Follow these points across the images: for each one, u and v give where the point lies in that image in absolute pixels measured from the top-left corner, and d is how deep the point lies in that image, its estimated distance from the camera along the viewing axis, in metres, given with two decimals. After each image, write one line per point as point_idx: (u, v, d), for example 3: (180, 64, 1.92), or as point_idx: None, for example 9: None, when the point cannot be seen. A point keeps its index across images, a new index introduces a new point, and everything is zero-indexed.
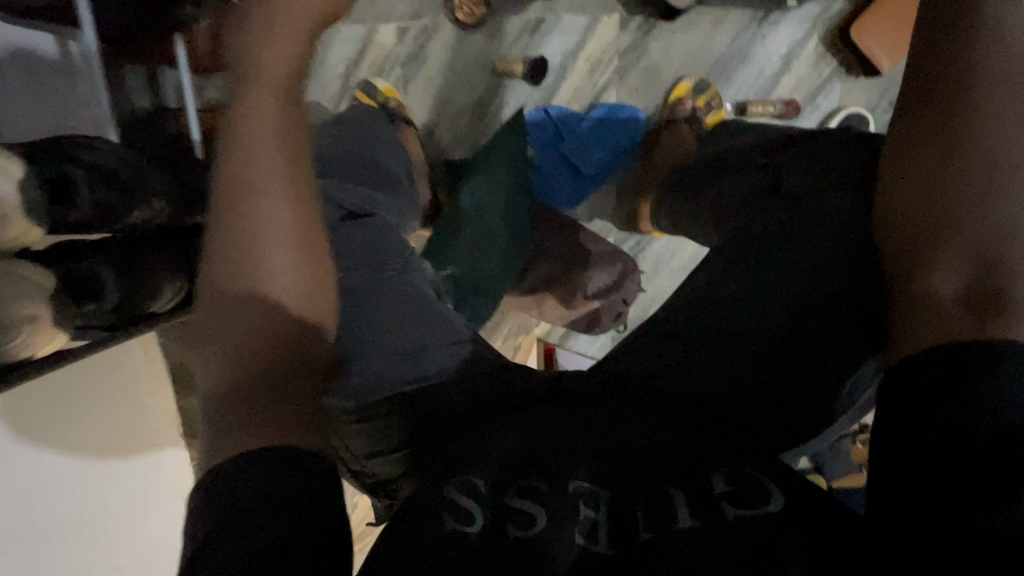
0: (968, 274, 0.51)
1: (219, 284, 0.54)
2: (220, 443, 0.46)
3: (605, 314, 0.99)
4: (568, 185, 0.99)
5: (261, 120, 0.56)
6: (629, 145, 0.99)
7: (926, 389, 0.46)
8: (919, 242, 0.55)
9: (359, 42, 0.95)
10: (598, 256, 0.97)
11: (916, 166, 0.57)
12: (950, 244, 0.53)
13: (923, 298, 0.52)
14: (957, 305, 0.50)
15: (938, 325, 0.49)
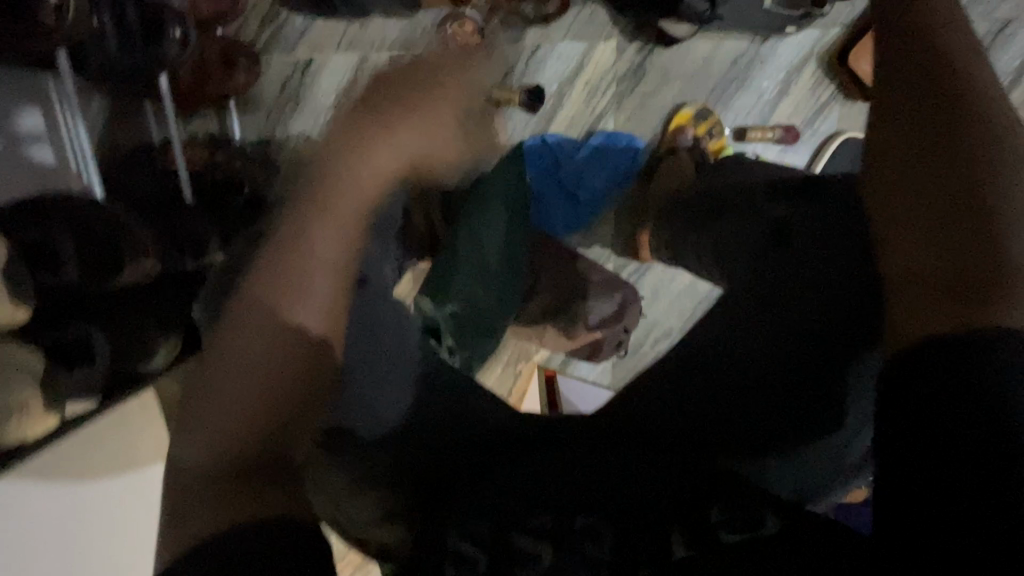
0: (946, 243, 0.40)
1: (235, 331, 0.45)
2: (182, 522, 0.39)
3: (606, 343, 0.98)
4: (565, 213, 0.98)
5: (342, 158, 0.50)
6: (627, 172, 0.97)
7: (926, 377, 0.37)
8: (901, 207, 0.43)
9: (350, 71, 0.95)
10: (598, 285, 0.96)
11: (907, 106, 0.45)
12: (953, 201, 0.40)
13: (918, 279, 0.41)
14: (945, 288, 0.39)
15: (926, 317, 0.39)
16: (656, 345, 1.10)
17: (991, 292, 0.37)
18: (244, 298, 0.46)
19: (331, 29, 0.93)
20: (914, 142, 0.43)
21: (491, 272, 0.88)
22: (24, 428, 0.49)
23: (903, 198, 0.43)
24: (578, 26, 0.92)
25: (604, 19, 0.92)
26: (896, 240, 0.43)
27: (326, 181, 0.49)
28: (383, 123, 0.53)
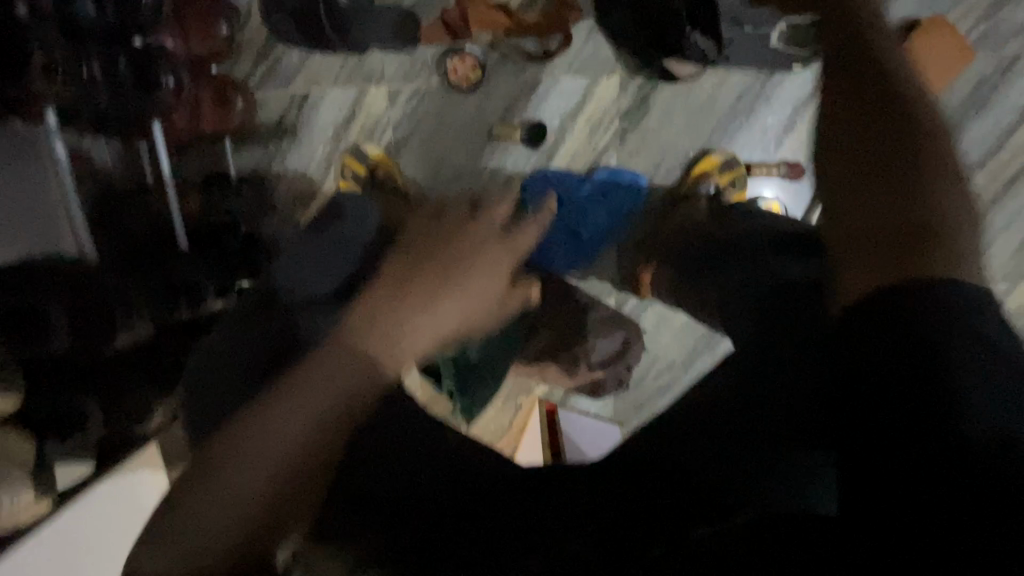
0: (890, 205, 0.41)
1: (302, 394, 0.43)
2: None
3: (608, 381, 0.97)
4: (567, 251, 0.96)
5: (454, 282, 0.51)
6: (632, 211, 0.95)
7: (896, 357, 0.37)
8: (835, 177, 0.44)
9: (348, 105, 0.93)
10: (600, 322, 0.95)
11: (849, 80, 0.47)
12: (883, 172, 0.42)
13: (854, 238, 0.41)
14: (880, 242, 0.40)
15: (866, 272, 0.40)
16: (658, 379, 1.09)
17: (920, 245, 0.39)
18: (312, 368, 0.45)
19: (328, 62, 0.91)
20: (841, 117, 0.46)
21: None
22: None
23: (837, 167, 0.45)
24: (581, 61, 0.90)
25: (608, 54, 0.90)
26: (841, 199, 0.43)
27: (384, 307, 0.48)
28: (446, 260, 0.52)
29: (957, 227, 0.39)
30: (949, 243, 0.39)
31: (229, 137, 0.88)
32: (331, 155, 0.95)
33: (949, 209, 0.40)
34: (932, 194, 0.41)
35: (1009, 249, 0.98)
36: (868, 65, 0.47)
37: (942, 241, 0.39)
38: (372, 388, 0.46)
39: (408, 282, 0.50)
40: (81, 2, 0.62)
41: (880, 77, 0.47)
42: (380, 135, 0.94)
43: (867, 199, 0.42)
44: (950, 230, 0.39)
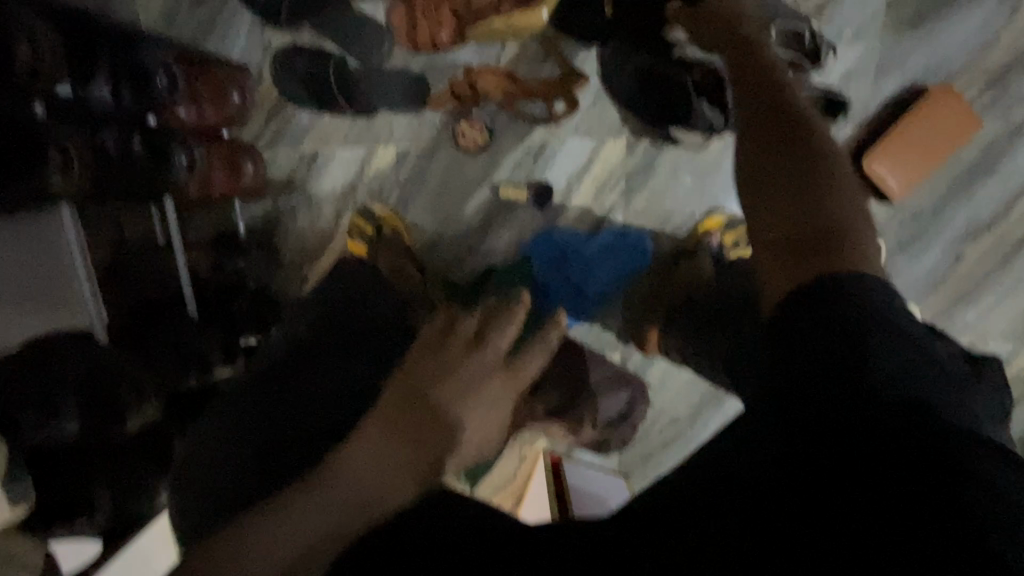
0: (801, 204, 0.44)
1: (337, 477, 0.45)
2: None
3: (613, 440, 0.96)
4: (570, 307, 0.95)
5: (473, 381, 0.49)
6: (636, 270, 0.95)
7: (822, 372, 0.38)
8: (746, 178, 0.47)
9: (357, 165, 0.94)
10: (605, 382, 0.96)
11: (746, 86, 0.51)
12: (790, 174, 0.45)
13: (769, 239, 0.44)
14: (798, 246, 0.42)
15: (787, 276, 0.42)
16: (662, 433, 1.08)
17: (828, 245, 0.42)
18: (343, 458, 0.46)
19: (337, 123, 0.92)
20: (749, 122, 0.48)
21: None
22: None
23: (748, 171, 0.47)
24: (587, 124, 0.91)
25: (614, 118, 0.91)
26: (753, 199, 0.46)
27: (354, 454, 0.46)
28: (424, 414, 0.47)
29: (855, 225, 0.43)
30: (851, 241, 0.42)
31: (239, 198, 0.90)
32: (339, 212, 0.96)
33: (851, 210, 0.43)
34: (833, 187, 0.44)
35: (1016, 312, 0.97)
36: (763, 82, 0.51)
37: (847, 234, 0.42)
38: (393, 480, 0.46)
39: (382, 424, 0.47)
40: (98, 88, 0.62)
41: (774, 89, 0.50)
42: (387, 193, 0.95)
43: (779, 198, 0.44)
44: (849, 228, 0.42)
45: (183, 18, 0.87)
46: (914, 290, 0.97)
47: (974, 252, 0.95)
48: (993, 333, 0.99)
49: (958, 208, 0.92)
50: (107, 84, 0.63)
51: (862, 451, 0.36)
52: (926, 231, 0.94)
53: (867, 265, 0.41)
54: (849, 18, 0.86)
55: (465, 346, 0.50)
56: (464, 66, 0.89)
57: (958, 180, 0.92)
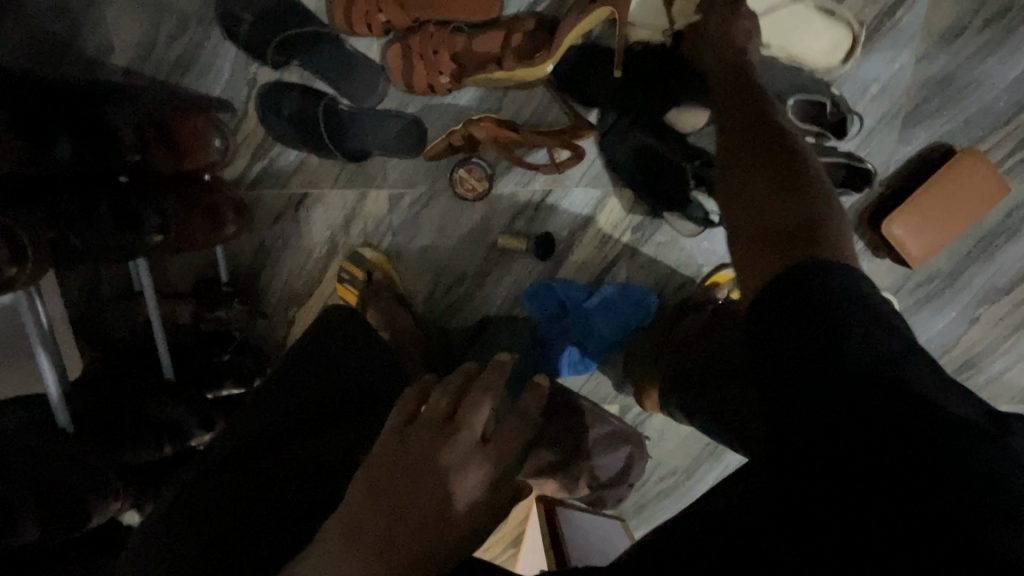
0: (776, 198, 0.46)
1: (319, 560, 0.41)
2: None
3: (608, 497, 0.93)
4: (573, 360, 0.93)
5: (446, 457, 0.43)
6: (639, 325, 0.91)
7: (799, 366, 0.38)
8: (725, 181, 0.51)
9: (347, 208, 0.89)
10: (605, 440, 0.92)
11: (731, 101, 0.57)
12: (767, 172, 0.48)
13: (745, 231, 0.47)
14: (773, 234, 0.45)
15: (762, 263, 0.44)
16: (661, 482, 1.04)
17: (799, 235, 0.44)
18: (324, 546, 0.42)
19: (328, 164, 0.87)
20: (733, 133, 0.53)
21: None
22: None
23: (731, 171, 0.51)
24: (592, 174, 0.87)
25: None
26: (731, 198, 0.49)
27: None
28: (395, 530, 0.41)
29: (829, 217, 0.45)
30: (826, 229, 0.44)
31: (221, 245, 0.85)
32: (328, 256, 0.91)
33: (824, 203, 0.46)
34: (806, 185, 0.47)
35: None
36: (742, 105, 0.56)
37: (822, 222, 0.44)
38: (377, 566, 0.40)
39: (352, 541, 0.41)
40: None
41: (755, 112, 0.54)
42: (380, 239, 0.90)
43: (757, 198, 0.47)
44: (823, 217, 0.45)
45: (162, 51, 0.81)
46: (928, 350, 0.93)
47: (993, 313, 0.91)
48: (1007, 394, 0.95)
49: (978, 269, 0.89)
50: None
51: (867, 454, 0.34)
52: (942, 291, 0.90)
53: (838, 249, 0.43)
54: (875, 72, 0.81)
55: (432, 434, 0.44)
56: (464, 108, 0.83)
57: (979, 241, 0.88)
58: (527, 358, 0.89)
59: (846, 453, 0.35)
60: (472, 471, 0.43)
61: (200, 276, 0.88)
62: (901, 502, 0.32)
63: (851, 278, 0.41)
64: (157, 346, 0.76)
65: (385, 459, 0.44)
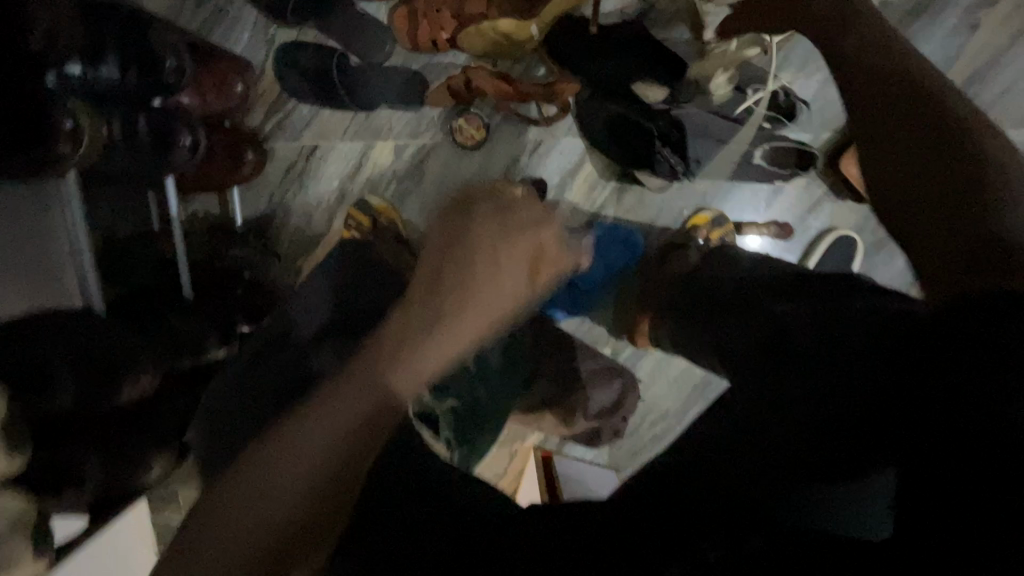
0: (946, 158, 0.42)
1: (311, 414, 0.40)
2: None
3: (604, 430, 0.97)
4: (566, 300, 1.00)
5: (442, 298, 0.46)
6: (627, 264, 0.98)
7: (944, 327, 0.39)
8: (879, 119, 0.45)
9: (354, 159, 0.96)
10: (599, 375, 0.96)
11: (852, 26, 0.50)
12: (934, 123, 0.43)
13: (936, 188, 0.42)
14: (951, 201, 0.41)
15: (932, 245, 0.41)
16: (653, 426, 1.09)
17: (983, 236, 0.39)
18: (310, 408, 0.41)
19: (338, 117, 0.94)
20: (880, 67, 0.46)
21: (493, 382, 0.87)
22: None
23: (903, 108, 0.44)
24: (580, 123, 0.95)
25: None
26: (936, 130, 0.43)
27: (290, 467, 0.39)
28: (363, 416, 0.40)
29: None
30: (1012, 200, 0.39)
31: (236, 187, 0.92)
32: (337, 205, 0.97)
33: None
34: (971, 133, 0.42)
35: None
36: (909, 77, 0.45)
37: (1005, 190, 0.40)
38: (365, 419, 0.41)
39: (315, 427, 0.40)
40: (105, 68, 0.62)
41: (923, 94, 0.44)
42: (384, 188, 0.97)
43: (910, 156, 0.43)
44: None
45: (187, 16, 0.89)
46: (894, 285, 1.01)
47: None
48: None
49: None
50: (116, 64, 0.63)
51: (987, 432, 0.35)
52: None
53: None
54: None
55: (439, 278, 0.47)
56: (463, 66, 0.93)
57: None
58: None
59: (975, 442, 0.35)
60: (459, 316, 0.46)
61: (213, 223, 0.94)
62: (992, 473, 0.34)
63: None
64: (177, 271, 0.81)
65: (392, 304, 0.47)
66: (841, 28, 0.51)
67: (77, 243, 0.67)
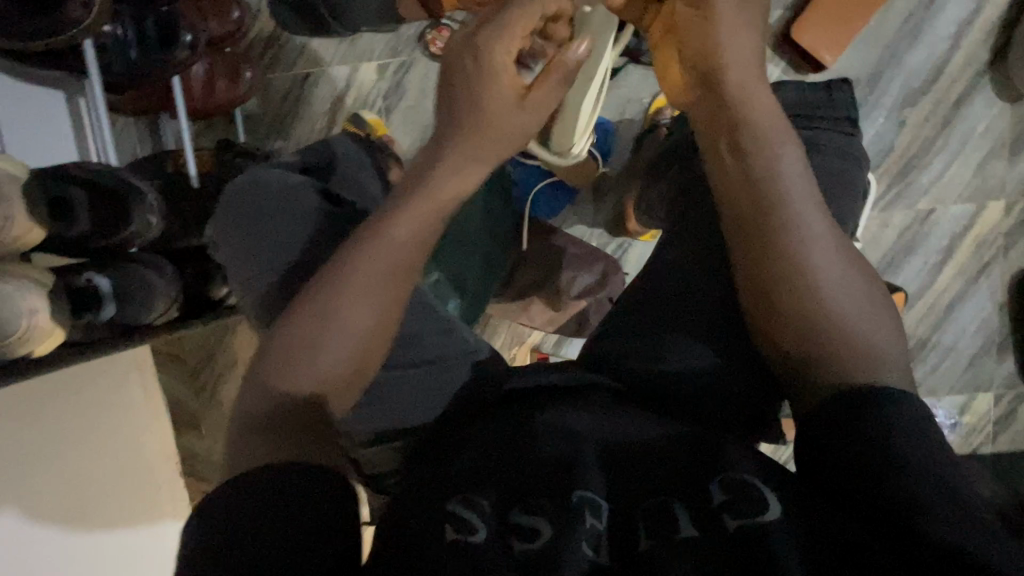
0: (790, 301, 0.54)
1: (296, 334, 0.56)
2: (242, 455, 0.52)
3: (592, 312, 1.00)
4: (546, 196, 1.05)
5: (385, 250, 0.58)
6: (601, 150, 1.04)
7: (851, 409, 0.49)
8: (751, 235, 0.57)
9: (342, 81, 1.06)
10: (580, 258, 1.00)
11: (719, 138, 0.62)
12: (781, 256, 0.55)
13: (772, 322, 0.56)
14: (787, 328, 0.54)
15: (775, 343, 0.56)
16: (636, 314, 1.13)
17: (808, 375, 0.53)
18: (291, 335, 0.56)
19: (326, 44, 1.05)
20: (736, 188, 0.59)
21: (474, 249, 0.92)
22: (34, 340, 0.56)
23: (748, 248, 0.57)
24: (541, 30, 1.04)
25: None
26: (774, 265, 0.55)
27: (337, 343, 0.56)
28: (355, 298, 0.56)
29: (819, 301, 0.53)
30: (812, 335, 0.53)
31: (239, 109, 1.02)
32: (330, 125, 1.07)
33: (857, 302, 0.53)
34: (798, 271, 0.54)
35: (968, 170, 1.04)
36: (772, 215, 0.56)
37: (814, 324, 0.53)
38: (338, 346, 0.56)
39: (324, 325, 0.56)
40: None
41: (791, 243, 0.55)
42: (372, 105, 1.06)
43: (770, 277, 0.55)
44: (857, 335, 0.52)
45: None
46: (868, 153, 1.04)
47: (917, 114, 1.03)
48: (953, 195, 1.05)
49: (892, 72, 1.01)
50: None
51: (848, 461, 0.47)
52: (867, 97, 1.02)
53: (826, 343, 0.52)
54: None
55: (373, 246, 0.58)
56: None
57: (887, 47, 1.00)
58: (497, 191, 0.96)
59: (849, 470, 0.47)
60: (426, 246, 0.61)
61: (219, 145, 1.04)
62: (880, 490, 0.45)
63: (861, 367, 0.51)
64: (184, 171, 0.88)
65: (336, 254, 0.60)
66: (761, 168, 0.58)
67: (106, 132, 0.82)
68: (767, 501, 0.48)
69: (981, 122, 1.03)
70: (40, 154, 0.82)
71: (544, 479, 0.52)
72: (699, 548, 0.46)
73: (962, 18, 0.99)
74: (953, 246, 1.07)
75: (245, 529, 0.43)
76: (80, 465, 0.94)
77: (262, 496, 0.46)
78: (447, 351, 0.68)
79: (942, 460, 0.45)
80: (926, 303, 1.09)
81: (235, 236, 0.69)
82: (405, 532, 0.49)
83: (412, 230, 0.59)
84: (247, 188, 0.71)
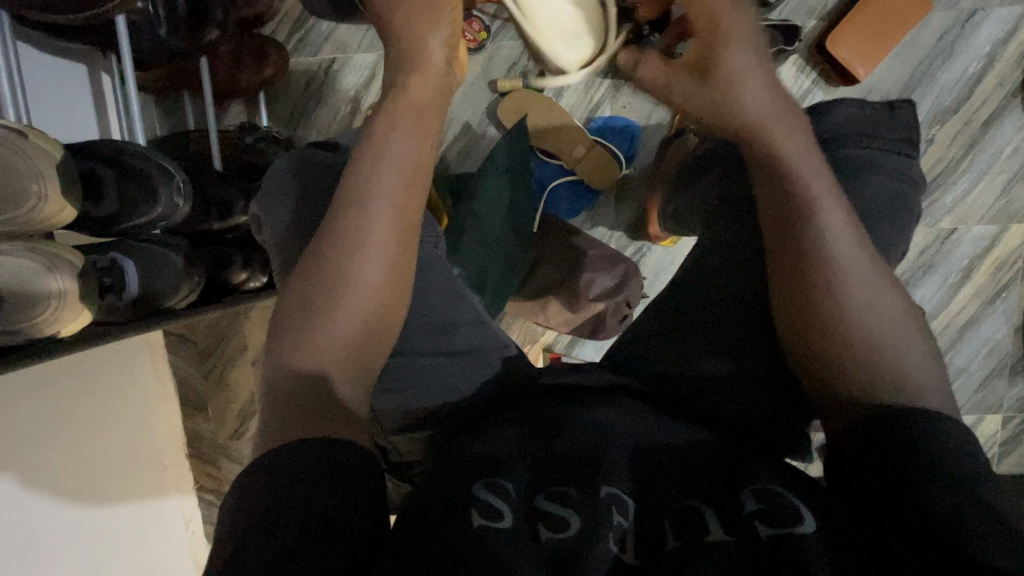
0: (814, 308, 0.54)
1: (307, 293, 0.57)
2: (271, 431, 0.51)
3: (609, 315, 0.99)
4: (568, 196, 1.05)
5: (377, 205, 0.59)
6: (626, 152, 1.04)
7: (877, 423, 0.49)
8: (778, 241, 0.58)
9: (368, 69, 1.04)
10: (600, 259, 0.99)
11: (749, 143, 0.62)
12: (806, 261, 0.55)
13: (798, 329, 0.56)
14: (810, 335, 0.55)
15: (799, 350, 0.56)
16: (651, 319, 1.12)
17: (832, 384, 0.53)
18: (304, 298, 0.57)
19: (353, 30, 1.03)
20: (769, 195, 0.60)
21: (495, 246, 0.92)
22: (59, 320, 0.55)
23: (777, 253, 0.58)
24: None
25: None
26: (801, 273, 0.55)
27: (350, 305, 0.56)
28: (360, 260, 0.57)
29: (844, 309, 0.53)
30: (831, 340, 0.53)
31: (262, 91, 1.01)
32: (353, 112, 1.06)
33: (884, 313, 0.53)
34: (825, 278, 0.54)
35: (993, 192, 1.04)
36: (798, 220, 0.57)
37: (840, 332, 0.53)
38: (349, 307, 0.56)
39: (334, 287, 0.57)
40: None
41: (814, 255, 0.55)
42: None
43: (795, 282, 0.56)
44: (885, 346, 0.52)
45: None
46: None
47: (945, 132, 1.02)
48: (976, 215, 1.05)
49: (923, 89, 1.00)
50: None
51: (877, 472, 0.47)
52: None
53: (847, 350, 0.52)
54: None
55: (386, 209, 0.59)
56: None
57: (920, 63, 1.00)
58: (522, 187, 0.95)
59: (876, 481, 0.47)
60: (416, 200, 0.62)
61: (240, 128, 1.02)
62: (906, 501, 0.45)
63: (890, 378, 0.51)
64: (207, 153, 0.87)
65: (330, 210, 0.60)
66: (782, 173, 0.59)
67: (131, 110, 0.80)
68: (804, 515, 0.46)
69: (1009, 144, 1.02)
70: (63, 129, 0.81)
71: (572, 474, 0.52)
72: (732, 551, 0.44)
73: (997, 37, 0.98)
74: (973, 266, 1.06)
75: (273, 512, 0.43)
76: (92, 444, 0.93)
77: (289, 474, 0.46)
78: (479, 348, 0.67)
79: (976, 477, 0.44)
80: (941, 322, 1.09)
81: (271, 225, 0.68)
82: (416, 529, 0.46)
83: (397, 180, 0.60)
84: (280, 174, 0.70)
